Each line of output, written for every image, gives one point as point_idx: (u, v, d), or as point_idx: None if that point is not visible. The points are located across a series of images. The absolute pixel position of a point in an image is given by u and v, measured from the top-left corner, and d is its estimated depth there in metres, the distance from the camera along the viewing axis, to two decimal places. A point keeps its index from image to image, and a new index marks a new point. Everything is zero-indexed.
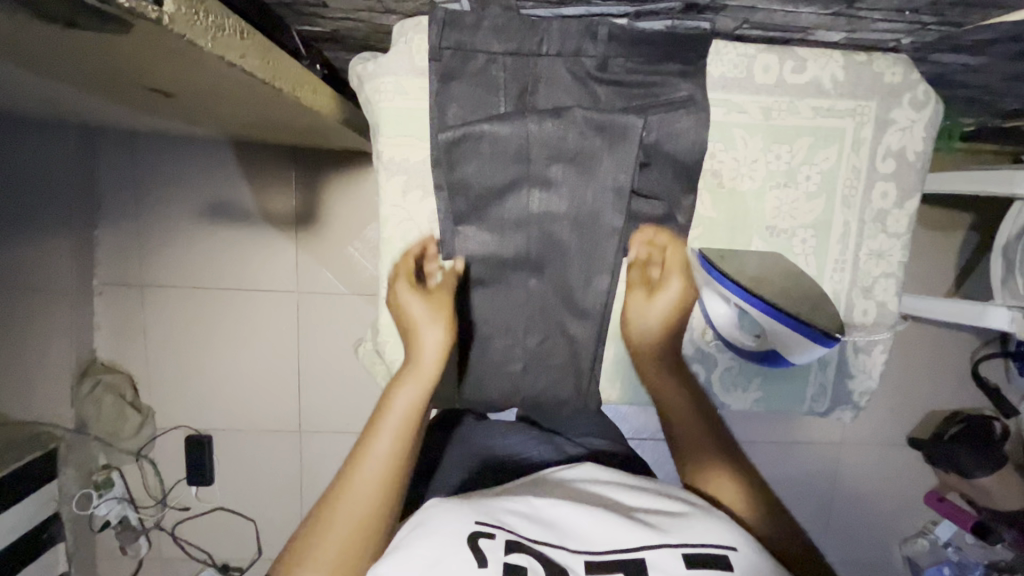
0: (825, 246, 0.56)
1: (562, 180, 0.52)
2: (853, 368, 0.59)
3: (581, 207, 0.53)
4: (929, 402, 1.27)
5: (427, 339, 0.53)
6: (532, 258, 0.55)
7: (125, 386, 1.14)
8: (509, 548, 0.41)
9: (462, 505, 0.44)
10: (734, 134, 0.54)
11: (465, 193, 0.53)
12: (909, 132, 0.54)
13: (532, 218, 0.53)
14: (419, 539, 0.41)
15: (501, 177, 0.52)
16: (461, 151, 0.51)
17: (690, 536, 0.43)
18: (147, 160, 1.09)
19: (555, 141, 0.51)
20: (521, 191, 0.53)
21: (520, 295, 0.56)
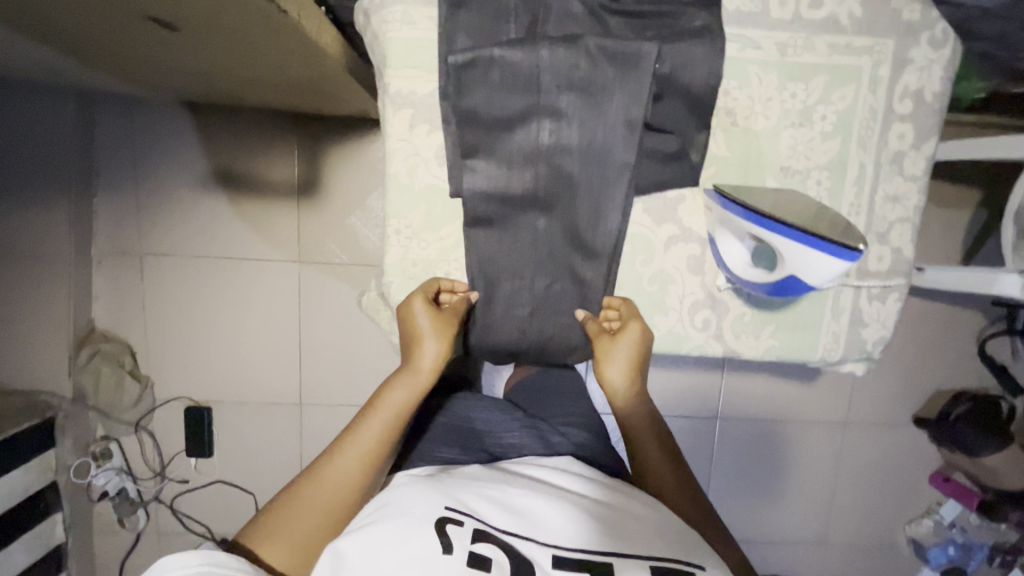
0: (840, 187, 0.57)
1: (571, 111, 0.53)
2: (866, 316, 0.59)
3: (591, 141, 0.53)
4: (938, 381, 1.25)
5: (427, 352, 0.58)
6: (540, 195, 0.56)
7: (124, 355, 1.11)
8: (476, 538, 0.50)
9: (441, 492, 0.54)
10: (749, 71, 0.55)
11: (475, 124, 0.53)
12: (927, 72, 0.55)
13: (542, 151, 0.54)
14: (391, 518, 0.51)
15: (511, 108, 0.52)
16: (470, 76, 0.52)
17: (637, 542, 0.53)
18: (146, 126, 1.07)
19: (566, 69, 0.51)
20: (530, 122, 0.53)
21: (527, 233, 0.57)
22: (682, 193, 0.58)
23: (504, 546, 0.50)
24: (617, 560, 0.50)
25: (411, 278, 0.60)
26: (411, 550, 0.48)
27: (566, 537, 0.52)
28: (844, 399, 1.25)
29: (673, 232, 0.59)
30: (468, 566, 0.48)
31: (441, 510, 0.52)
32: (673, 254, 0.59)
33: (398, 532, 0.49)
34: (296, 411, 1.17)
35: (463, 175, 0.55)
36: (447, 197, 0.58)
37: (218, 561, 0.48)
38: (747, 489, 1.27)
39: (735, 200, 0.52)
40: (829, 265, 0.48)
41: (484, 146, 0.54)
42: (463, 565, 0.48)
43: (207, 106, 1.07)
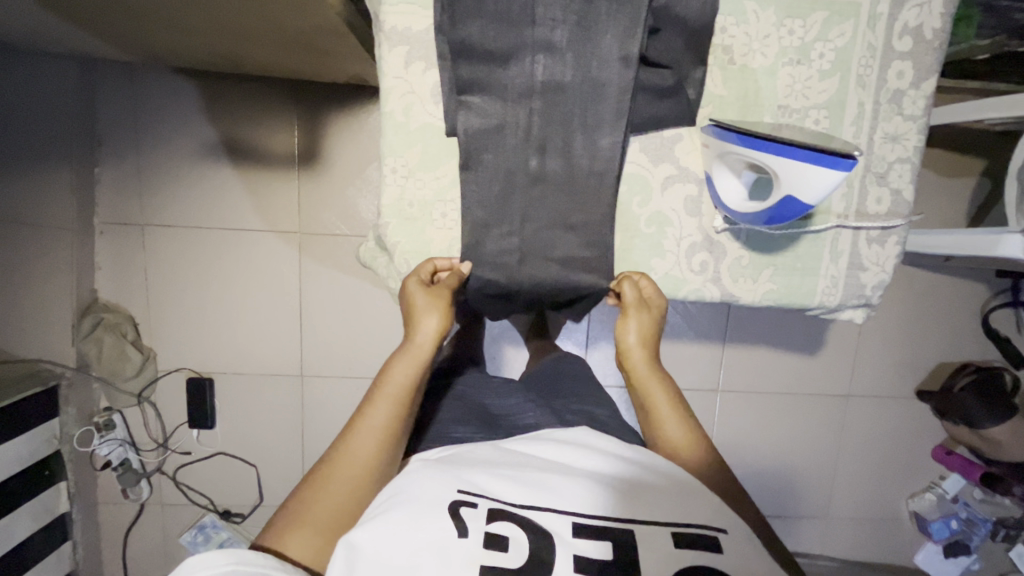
0: (838, 125, 0.57)
1: (565, 46, 0.53)
2: (864, 260, 0.60)
3: (587, 75, 0.53)
4: (941, 354, 1.24)
5: (426, 326, 0.59)
6: (535, 136, 0.56)
7: (126, 326, 1.12)
8: (492, 518, 0.46)
9: (452, 474, 0.50)
10: (747, 7, 0.55)
11: (470, 57, 0.53)
12: (927, 7, 0.55)
13: (536, 88, 0.54)
14: (398, 507, 0.46)
15: (506, 40, 0.52)
16: (464, 8, 0.52)
17: (657, 512, 0.49)
18: (146, 97, 1.08)
19: (560, 1, 0.51)
20: (524, 59, 0.53)
21: (521, 174, 0.57)
22: (678, 132, 0.59)
23: (523, 524, 0.46)
24: (637, 530, 0.47)
25: (408, 220, 0.61)
26: (427, 537, 0.43)
27: (582, 511, 0.49)
28: (845, 371, 1.24)
29: (670, 171, 0.60)
30: (486, 548, 0.43)
31: (454, 493, 0.47)
32: (669, 195, 0.60)
33: (411, 519, 0.45)
34: (298, 382, 1.17)
35: (458, 113, 0.55)
36: (443, 135, 0.58)
37: (246, 559, 0.43)
38: (749, 461, 1.26)
39: (731, 128, 0.52)
40: (825, 185, 0.47)
41: (479, 82, 0.54)
42: (480, 547, 0.43)
43: (207, 76, 1.07)
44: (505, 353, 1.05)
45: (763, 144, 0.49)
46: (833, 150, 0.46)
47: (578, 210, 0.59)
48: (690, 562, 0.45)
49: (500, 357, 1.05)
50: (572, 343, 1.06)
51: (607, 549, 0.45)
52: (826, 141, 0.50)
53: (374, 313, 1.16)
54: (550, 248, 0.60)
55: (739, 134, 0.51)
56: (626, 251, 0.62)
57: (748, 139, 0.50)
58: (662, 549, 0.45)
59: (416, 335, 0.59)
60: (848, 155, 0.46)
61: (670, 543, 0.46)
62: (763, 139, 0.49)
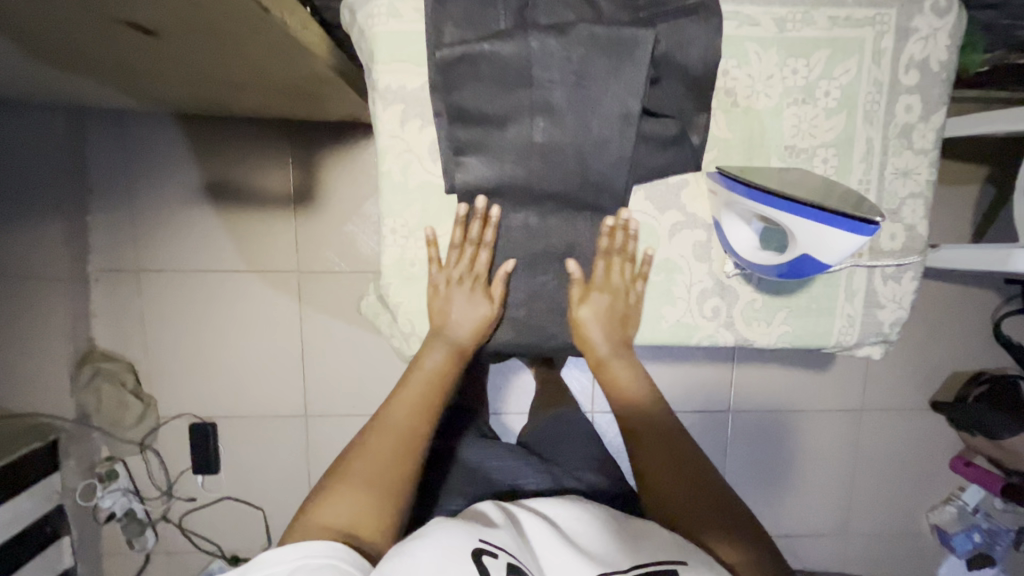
0: (848, 163, 0.55)
1: (564, 102, 0.51)
2: (881, 297, 0.58)
3: (586, 131, 0.51)
4: (954, 364, 1.22)
5: (463, 317, 0.57)
6: (536, 190, 0.54)
7: (126, 374, 1.11)
8: (512, 571, 0.46)
9: (471, 525, 0.50)
10: (748, 49, 0.53)
11: (466, 118, 0.52)
12: (932, 41, 0.53)
13: (536, 148, 0.52)
14: (425, 546, 0.46)
15: (502, 100, 0.51)
16: (459, 72, 0.50)
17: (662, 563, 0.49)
18: (140, 142, 1.07)
19: (558, 58, 0.49)
20: (521, 118, 0.51)
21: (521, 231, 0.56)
22: (683, 179, 0.57)
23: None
24: None
25: (409, 279, 0.59)
26: None
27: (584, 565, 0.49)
28: (858, 386, 1.22)
29: (677, 219, 0.58)
30: None
31: (475, 541, 0.47)
32: (677, 243, 0.58)
33: (435, 564, 0.44)
34: (302, 421, 1.15)
35: (456, 172, 0.53)
36: (443, 193, 0.56)
37: (315, 551, 0.45)
38: (765, 480, 1.24)
39: (739, 180, 0.51)
40: (843, 245, 0.47)
41: (478, 141, 0.52)
42: None
43: (197, 117, 1.06)
44: (512, 388, 1.03)
45: (767, 199, 0.49)
46: (851, 214, 0.45)
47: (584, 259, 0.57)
48: None
49: (508, 393, 1.03)
50: (579, 373, 1.04)
51: None
52: (827, 195, 0.49)
53: (377, 348, 1.14)
54: (558, 300, 0.59)
55: (749, 187, 0.50)
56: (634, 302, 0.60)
57: (760, 194, 0.49)
58: None
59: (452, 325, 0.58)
60: (867, 220, 0.45)
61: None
62: (775, 194, 0.48)
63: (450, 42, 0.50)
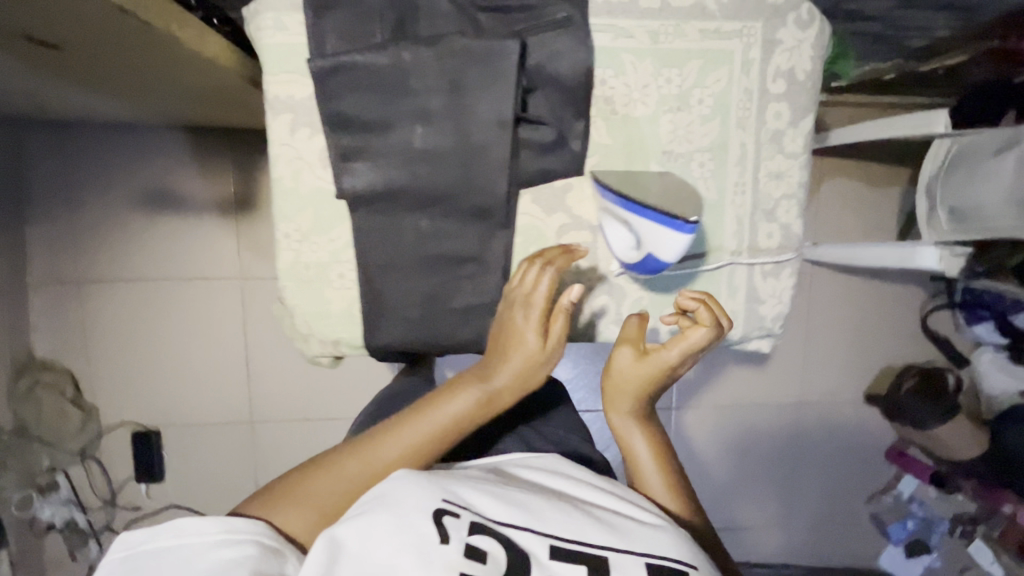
0: (723, 167, 0.59)
1: (441, 111, 0.53)
2: (762, 293, 0.61)
3: (463, 137, 0.53)
4: (884, 358, 1.28)
5: (519, 349, 0.54)
6: (421, 194, 0.55)
7: (65, 383, 1.11)
8: (474, 529, 0.40)
9: (434, 479, 0.44)
10: (623, 60, 0.56)
11: (348, 127, 0.53)
12: (797, 52, 0.57)
13: (417, 154, 0.53)
14: (384, 502, 0.41)
15: (381, 109, 0.52)
16: (336, 82, 0.52)
17: (643, 538, 0.43)
18: (78, 151, 1.07)
19: (433, 69, 0.51)
20: (401, 126, 0.53)
21: (410, 235, 0.57)
22: (568, 182, 0.59)
23: (502, 539, 0.41)
24: (621, 559, 0.41)
25: (304, 282, 0.59)
26: (405, 538, 0.39)
27: (557, 514, 0.43)
28: (794, 381, 1.26)
29: (564, 220, 0.60)
30: (466, 557, 0.39)
31: (437, 501, 0.42)
32: (565, 243, 0.60)
33: (391, 521, 0.40)
34: (247, 428, 1.15)
35: (343, 176, 0.54)
36: (332, 198, 0.57)
37: (238, 526, 0.42)
38: (708, 475, 1.27)
39: (606, 186, 0.55)
40: (675, 245, 0.53)
41: (362, 148, 0.54)
42: (459, 556, 0.39)
43: (133, 126, 1.06)
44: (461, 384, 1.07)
45: (616, 200, 0.54)
46: (676, 215, 0.52)
47: (473, 260, 0.58)
48: None
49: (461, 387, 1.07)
50: None
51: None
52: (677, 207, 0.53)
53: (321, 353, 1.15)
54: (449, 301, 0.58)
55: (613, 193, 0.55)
56: None
57: (617, 199, 0.54)
58: None
59: (510, 355, 0.54)
60: (684, 220, 0.52)
61: None
62: (629, 199, 0.54)
63: (332, 53, 0.51)
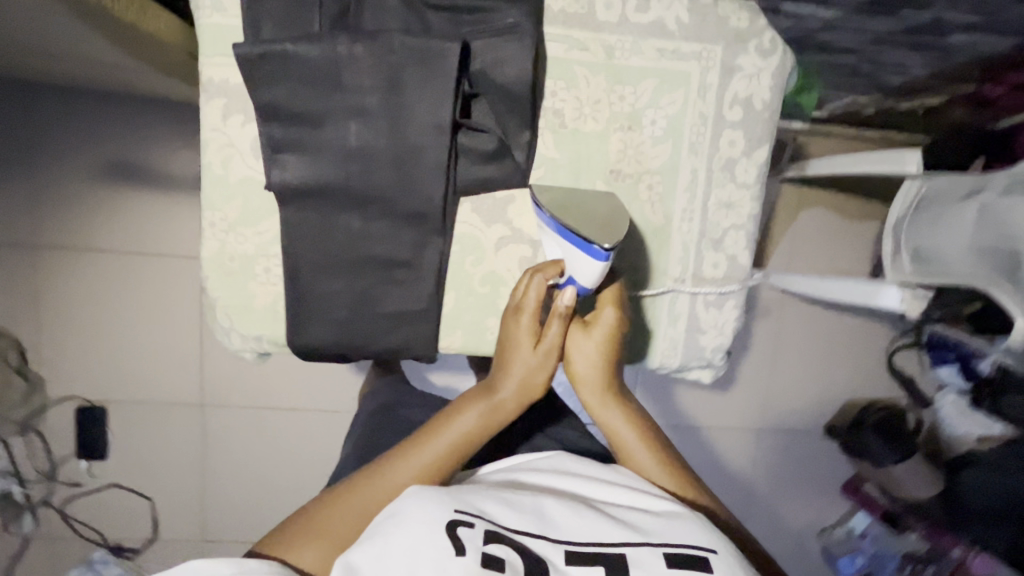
0: (671, 191, 0.57)
1: (376, 109, 0.51)
2: (703, 323, 0.60)
3: (399, 138, 0.51)
4: (845, 393, 1.27)
5: (519, 361, 0.54)
6: (354, 194, 0.53)
7: (10, 351, 1.08)
8: (488, 539, 0.40)
9: (444, 490, 0.44)
10: (575, 72, 0.54)
11: (278, 117, 0.51)
12: (756, 80, 0.55)
13: (350, 151, 0.51)
14: (396, 520, 0.41)
15: (315, 102, 0.50)
16: (266, 71, 0.49)
17: (656, 533, 0.43)
18: (40, 115, 1.04)
19: (370, 66, 0.49)
20: (335, 121, 0.51)
21: (340, 235, 0.54)
22: (510, 194, 0.57)
23: (517, 545, 0.41)
24: (634, 552, 0.42)
25: (230, 274, 0.57)
26: (423, 555, 0.38)
27: (569, 521, 0.43)
28: (755, 409, 1.26)
29: (504, 232, 0.58)
30: (484, 566, 0.39)
31: (448, 512, 0.41)
32: (503, 256, 0.58)
33: (407, 540, 0.39)
34: (197, 411, 1.13)
35: (272, 168, 0.52)
36: (262, 189, 0.55)
37: (250, 567, 0.41)
38: None
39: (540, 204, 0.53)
40: (593, 272, 0.51)
41: (294, 141, 0.51)
42: (477, 564, 0.38)
43: (99, 94, 1.03)
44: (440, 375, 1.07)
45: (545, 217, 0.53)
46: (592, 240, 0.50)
47: (407, 266, 0.56)
48: None
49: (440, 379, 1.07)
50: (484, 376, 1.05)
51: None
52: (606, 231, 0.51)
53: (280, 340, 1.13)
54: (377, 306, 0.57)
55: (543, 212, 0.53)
56: (459, 311, 0.59)
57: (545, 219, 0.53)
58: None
59: (511, 369, 0.54)
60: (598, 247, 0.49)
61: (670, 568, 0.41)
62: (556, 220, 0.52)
63: (267, 39, 0.50)
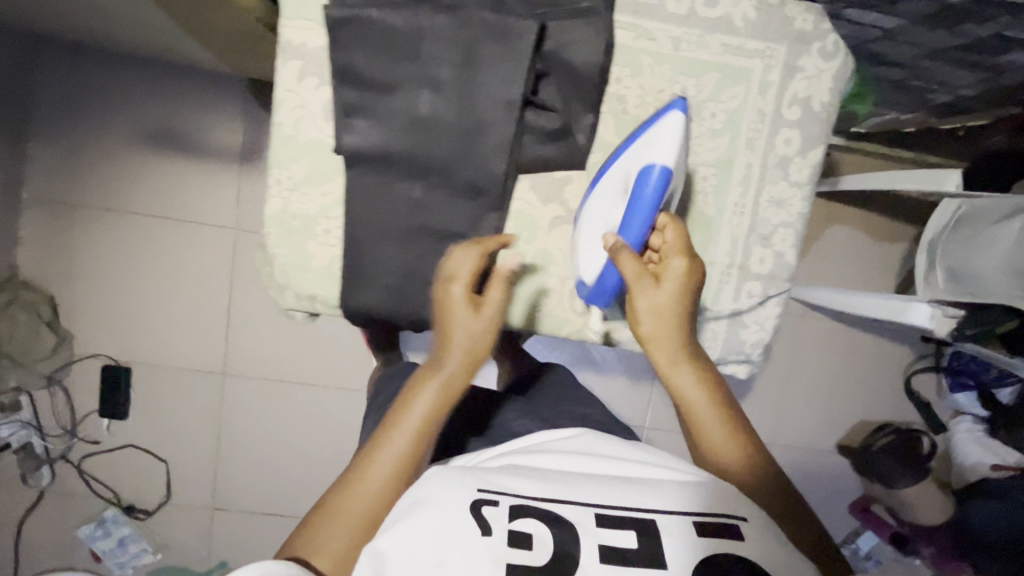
0: (725, 183, 0.60)
1: (449, 81, 0.53)
2: (747, 318, 0.62)
3: (468, 110, 0.54)
4: (862, 412, 1.26)
5: (456, 326, 0.52)
6: (418, 162, 0.55)
7: (42, 306, 1.09)
8: (514, 514, 0.42)
9: (467, 471, 0.45)
10: (641, 61, 0.58)
11: (353, 80, 0.53)
12: (816, 81, 0.59)
13: (420, 119, 0.54)
14: (420, 503, 0.42)
15: (390, 70, 0.53)
16: (346, 34, 0.52)
17: (688, 503, 0.44)
18: (93, 74, 1.06)
19: (448, 38, 0.53)
20: (407, 89, 0.53)
21: (402, 202, 0.56)
22: (568, 174, 0.62)
23: (545, 516, 0.42)
24: (664, 519, 0.42)
25: (289, 232, 0.59)
26: (449, 534, 0.40)
27: (594, 493, 0.44)
28: (769, 420, 1.25)
29: (557, 212, 0.62)
30: (511, 545, 0.40)
31: (471, 492, 0.42)
32: (555, 234, 0.63)
33: (431, 519, 0.41)
34: (217, 380, 1.14)
35: (343, 131, 0.54)
36: (329, 151, 0.58)
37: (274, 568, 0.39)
38: None
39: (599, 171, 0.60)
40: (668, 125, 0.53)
41: (367, 106, 0.54)
42: (505, 544, 0.40)
43: (151, 60, 1.05)
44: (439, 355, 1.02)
45: (602, 173, 0.60)
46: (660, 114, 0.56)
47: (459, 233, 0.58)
48: (723, 552, 0.40)
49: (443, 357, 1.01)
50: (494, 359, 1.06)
51: (629, 538, 0.41)
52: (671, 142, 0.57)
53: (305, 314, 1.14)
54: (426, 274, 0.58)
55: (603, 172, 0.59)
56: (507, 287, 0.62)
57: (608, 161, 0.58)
58: (688, 541, 0.41)
59: (450, 336, 0.51)
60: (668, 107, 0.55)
61: (699, 534, 0.41)
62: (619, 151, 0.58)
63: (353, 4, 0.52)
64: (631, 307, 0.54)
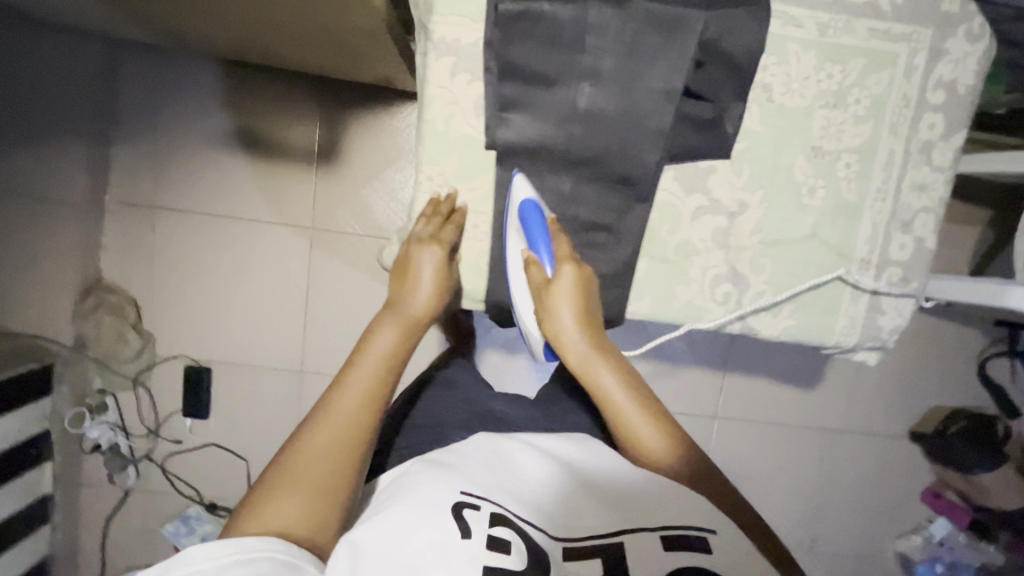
0: (869, 166, 0.65)
1: (607, 73, 0.59)
2: (882, 305, 0.67)
3: (626, 100, 0.60)
4: (935, 397, 1.25)
5: (420, 282, 0.63)
6: (573, 154, 0.62)
7: (127, 308, 1.12)
8: (494, 521, 0.46)
9: (451, 476, 0.51)
10: (789, 49, 0.61)
11: (516, 74, 0.59)
12: (961, 64, 0.62)
13: (578, 112, 0.60)
14: (407, 504, 0.47)
15: (551, 64, 0.59)
16: (517, 28, 0.58)
17: (642, 517, 0.50)
18: (171, 75, 1.08)
19: (610, 32, 0.58)
20: (566, 84, 0.59)
21: (551, 193, 0.64)
22: (712, 164, 0.64)
23: (520, 530, 0.46)
24: (630, 539, 0.47)
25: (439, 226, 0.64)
26: (431, 535, 0.44)
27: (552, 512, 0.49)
28: (841, 407, 1.25)
29: (701, 203, 0.65)
30: (489, 549, 0.44)
31: (455, 495, 0.48)
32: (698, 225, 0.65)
33: (413, 519, 0.45)
34: (297, 377, 1.16)
35: (498, 128, 0.61)
36: (481, 148, 0.63)
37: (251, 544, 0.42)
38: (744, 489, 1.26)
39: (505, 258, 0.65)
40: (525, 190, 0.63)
41: (522, 99, 0.60)
42: (483, 548, 0.44)
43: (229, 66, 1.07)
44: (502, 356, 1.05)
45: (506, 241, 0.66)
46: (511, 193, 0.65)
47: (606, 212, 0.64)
48: (682, 566, 0.45)
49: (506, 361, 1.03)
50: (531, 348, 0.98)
51: (597, 562, 0.46)
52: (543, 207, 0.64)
53: None
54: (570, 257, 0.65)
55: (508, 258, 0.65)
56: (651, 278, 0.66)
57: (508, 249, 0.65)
58: (654, 555, 0.46)
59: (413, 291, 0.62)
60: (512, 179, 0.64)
61: (664, 548, 0.47)
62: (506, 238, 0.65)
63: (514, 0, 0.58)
64: (550, 316, 0.63)
